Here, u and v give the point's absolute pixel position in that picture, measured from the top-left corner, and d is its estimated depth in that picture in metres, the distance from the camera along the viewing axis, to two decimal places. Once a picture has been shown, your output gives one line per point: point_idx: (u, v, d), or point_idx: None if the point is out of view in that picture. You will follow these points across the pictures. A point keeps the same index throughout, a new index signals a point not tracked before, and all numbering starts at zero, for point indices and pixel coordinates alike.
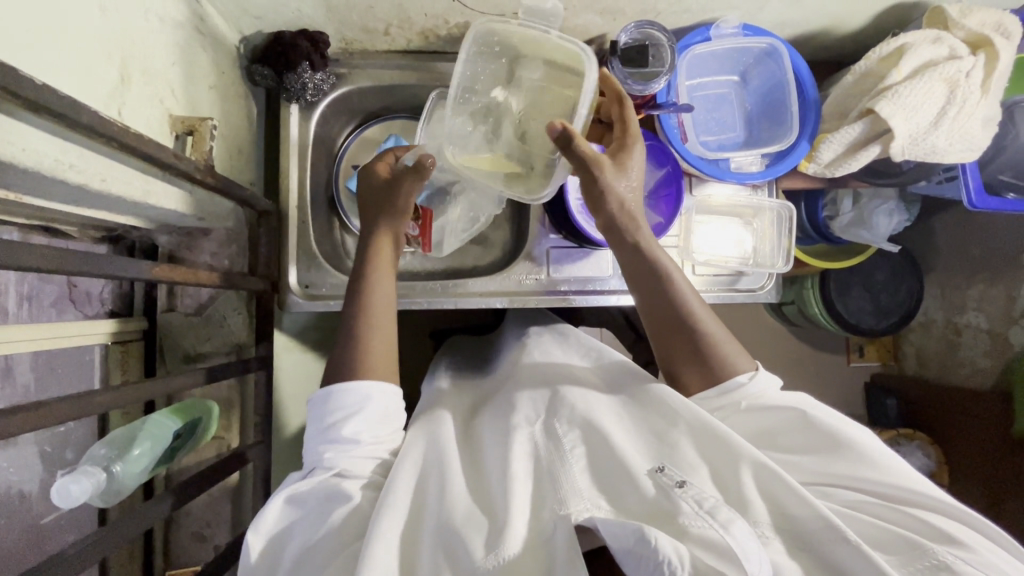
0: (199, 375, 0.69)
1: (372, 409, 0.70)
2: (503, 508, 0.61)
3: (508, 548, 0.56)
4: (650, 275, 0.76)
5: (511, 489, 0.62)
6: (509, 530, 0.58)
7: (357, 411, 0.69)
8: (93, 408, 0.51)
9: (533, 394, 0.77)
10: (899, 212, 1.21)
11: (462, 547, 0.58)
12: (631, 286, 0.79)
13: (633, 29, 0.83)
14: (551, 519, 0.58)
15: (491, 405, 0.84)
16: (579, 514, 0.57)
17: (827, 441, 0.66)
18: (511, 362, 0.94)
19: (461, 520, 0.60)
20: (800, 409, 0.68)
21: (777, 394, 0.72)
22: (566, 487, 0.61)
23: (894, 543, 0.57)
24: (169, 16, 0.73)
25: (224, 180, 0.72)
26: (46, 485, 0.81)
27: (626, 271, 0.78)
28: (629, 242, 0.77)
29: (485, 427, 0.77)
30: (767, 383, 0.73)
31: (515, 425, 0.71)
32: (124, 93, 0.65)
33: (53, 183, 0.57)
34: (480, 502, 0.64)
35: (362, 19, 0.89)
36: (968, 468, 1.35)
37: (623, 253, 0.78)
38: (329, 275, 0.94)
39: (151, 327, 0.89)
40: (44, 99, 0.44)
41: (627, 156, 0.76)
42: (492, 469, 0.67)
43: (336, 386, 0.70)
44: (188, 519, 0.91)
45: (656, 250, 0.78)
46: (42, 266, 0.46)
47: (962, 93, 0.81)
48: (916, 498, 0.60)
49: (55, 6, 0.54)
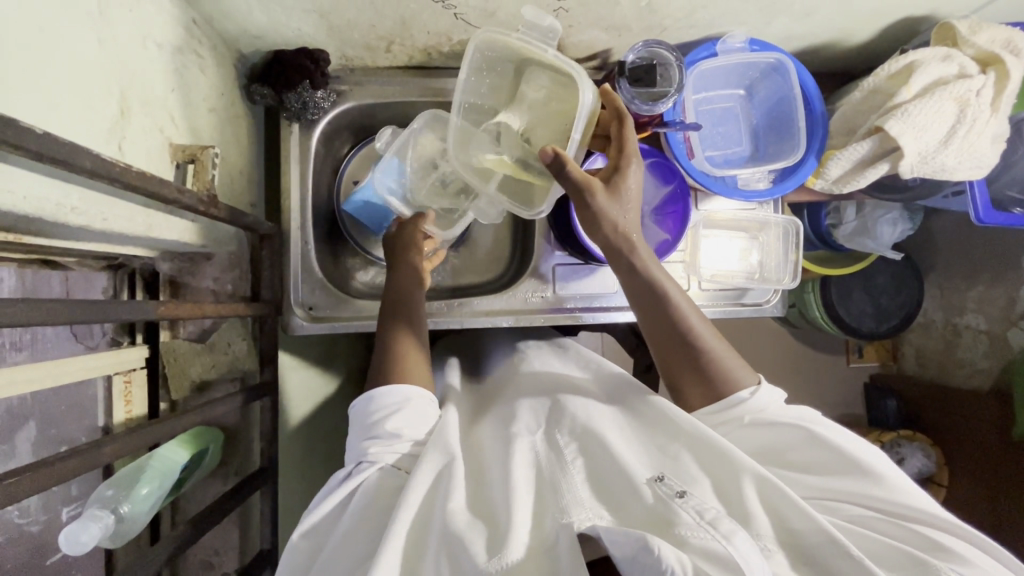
0: (206, 410, 0.68)
1: (410, 409, 0.71)
2: (506, 512, 0.59)
3: (512, 553, 0.54)
4: (648, 291, 0.75)
5: (512, 495, 0.60)
6: (512, 533, 0.56)
7: (398, 409, 0.71)
8: (101, 460, 0.51)
9: (533, 403, 0.76)
10: (903, 221, 1.20)
11: (464, 553, 0.55)
12: (632, 305, 0.77)
13: (640, 48, 0.81)
14: (553, 526, 0.57)
15: (493, 409, 0.81)
16: (581, 522, 0.56)
17: (833, 457, 0.66)
18: (507, 369, 0.93)
19: (464, 525, 0.58)
20: (806, 427, 0.68)
21: (779, 410, 0.71)
22: (567, 495, 0.60)
23: (899, 561, 0.56)
24: (167, 43, 0.71)
25: (227, 209, 0.71)
26: (52, 519, 0.80)
27: (625, 289, 0.77)
28: (626, 260, 0.75)
29: (485, 433, 0.75)
30: (771, 397, 0.72)
31: (515, 434, 0.70)
32: (124, 126, 0.63)
33: (54, 225, 0.56)
34: (482, 511, 0.61)
35: (364, 38, 0.87)
36: (965, 470, 1.36)
37: (621, 273, 0.77)
38: (331, 295, 0.93)
39: (155, 356, 0.86)
40: (48, 150, 0.43)
41: (623, 178, 0.73)
42: (493, 475, 0.66)
43: (374, 391, 0.73)
44: (195, 548, 0.91)
45: (655, 268, 0.76)
46: (48, 319, 0.45)
47: (973, 112, 0.81)
48: (916, 515, 0.60)
49: (53, 46, 0.52)
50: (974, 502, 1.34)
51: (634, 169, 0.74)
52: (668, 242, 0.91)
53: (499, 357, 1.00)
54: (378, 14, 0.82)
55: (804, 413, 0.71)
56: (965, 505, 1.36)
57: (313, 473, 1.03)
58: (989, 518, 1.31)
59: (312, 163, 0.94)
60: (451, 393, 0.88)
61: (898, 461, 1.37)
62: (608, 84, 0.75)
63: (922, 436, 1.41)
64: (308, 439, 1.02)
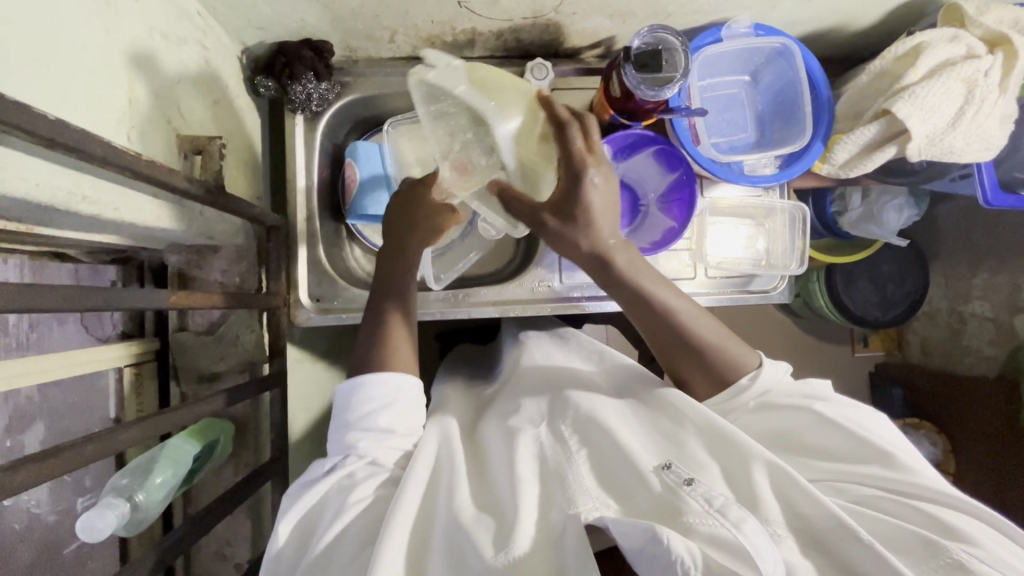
0: (217, 400, 0.68)
1: (402, 402, 0.71)
2: (511, 504, 0.60)
3: (518, 545, 0.55)
4: (635, 302, 0.74)
5: (517, 488, 0.61)
6: (518, 527, 0.56)
7: (389, 403, 0.70)
8: (117, 446, 0.51)
9: (537, 398, 0.76)
10: (909, 207, 1.20)
11: (470, 544, 0.56)
12: (630, 317, 0.77)
13: (645, 33, 0.79)
14: (560, 518, 0.57)
15: (494, 408, 0.80)
16: (589, 513, 0.56)
17: (852, 444, 0.66)
18: (510, 362, 0.92)
19: (469, 519, 0.59)
20: (812, 409, 0.68)
21: (785, 390, 0.73)
22: (573, 486, 0.60)
23: (909, 543, 0.56)
24: (173, 33, 0.71)
25: (235, 200, 0.70)
26: (67, 510, 0.81)
27: (620, 304, 0.76)
28: (608, 273, 0.74)
29: (490, 430, 0.74)
30: (774, 376, 0.73)
31: (517, 428, 0.70)
32: (132, 116, 0.63)
33: (64, 213, 0.56)
34: (488, 503, 0.62)
35: (367, 28, 0.87)
36: (972, 457, 1.36)
37: (608, 287, 0.76)
38: (342, 290, 0.93)
39: (165, 348, 0.90)
40: (61, 135, 0.43)
41: (584, 193, 0.68)
42: (498, 472, 0.66)
43: (362, 380, 0.70)
44: (208, 539, 0.92)
45: (638, 276, 0.74)
46: (61, 306, 0.45)
47: (981, 93, 0.81)
48: (930, 495, 0.60)
49: (61, 34, 0.52)
50: (980, 489, 1.34)
51: (596, 194, 0.68)
52: (674, 230, 0.92)
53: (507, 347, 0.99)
54: (382, 4, 0.81)
55: (809, 391, 0.72)
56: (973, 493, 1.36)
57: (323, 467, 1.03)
58: (998, 505, 1.30)
59: (317, 154, 0.94)
60: (448, 400, 0.87)
61: None
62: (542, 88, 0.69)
63: (928, 425, 1.42)
64: (315, 432, 1.02)
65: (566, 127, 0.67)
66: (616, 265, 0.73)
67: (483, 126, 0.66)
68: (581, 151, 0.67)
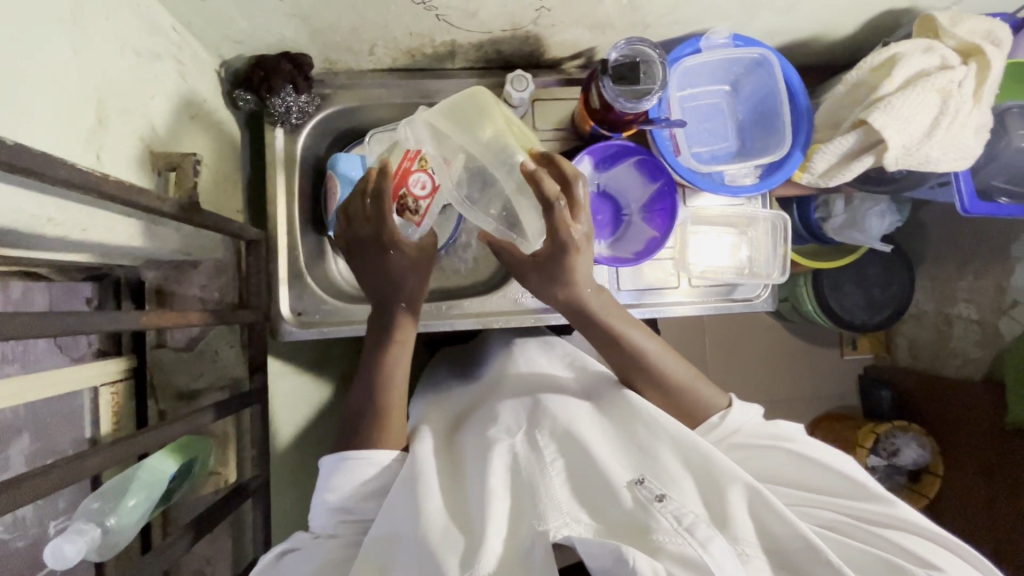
0: (194, 419, 0.68)
1: (387, 481, 0.69)
2: (481, 522, 0.59)
3: (483, 565, 0.54)
4: (610, 343, 0.77)
5: (489, 503, 0.60)
6: (486, 544, 0.56)
7: (372, 482, 0.69)
8: (84, 473, 0.50)
9: (514, 405, 0.75)
10: (892, 213, 1.20)
11: (437, 565, 0.55)
12: (602, 354, 0.79)
13: (622, 46, 0.79)
14: (528, 534, 0.56)
15: (474, 416, 0.79)
16: (556, 530, 0.55)
17: (821, 473, 0.66)
18: (495, 368, 0.92)
19: (437, 538, 0.58)
20: (780, 446, 0.68)
21: (754, 429, 0.73)
22: (544, 500, 0.59)
23: (875, 566, 0.57)
24: (146, 50, 0.70)
25: (211, 217, 0.70)
26: (42, 532, 0.80)
27: (594, 344, 0.79)
28: (587, 316, 0.77)
29: (468, 440, 0.74)
30: (745, 417, 0.74)
31: (494, 438, 0.69)
32: (102, 135, 0.63)
33: (32, 236, 0.55)
34: (460, 516, 0.62)
35: (346, 40, 0.87)
36: (960, 460, 1.37)
37: (584, 328, 0.79)
38: (321, 302, 0.92)
39: (143, 363, 0.89)
40: (22, 161, 0.42)
41: (572, 256, 0.72)
42: (471, 483, 0.65)
43: (350, 453, 0.69)
44: (188, 557, 0.91)
45: (611, 315, 0.77)
46: (24, 334, 0.44)
47: (955, 104, 0.82)
48: (898, 523, 0.61)
49: (26, 54, 0.52)
50: (968, 493, 1.34)
51: (575, 257, 0.72)
52: (656, 240, 0.91)
53: (489, 356, 0.98)
54: (360, 17, 0.81)
55: (779, 430, 0.72)
56: (960, 496, 1.37)
57: (308, 482, 1.02)
58: (986, 509, 1.31)
59: (298, 167, 0.94)
60: (428, 414, 0.85)
61: (893, 452, 1.37)
62: (528, 161, 0.66)
63: (916, 426, 1.40)
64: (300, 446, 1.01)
65: (553, 206, 0.67)
66: (590, 308, 0.76)
67: (453, 149, 0.70)
68: (566, 224, 0.69)
